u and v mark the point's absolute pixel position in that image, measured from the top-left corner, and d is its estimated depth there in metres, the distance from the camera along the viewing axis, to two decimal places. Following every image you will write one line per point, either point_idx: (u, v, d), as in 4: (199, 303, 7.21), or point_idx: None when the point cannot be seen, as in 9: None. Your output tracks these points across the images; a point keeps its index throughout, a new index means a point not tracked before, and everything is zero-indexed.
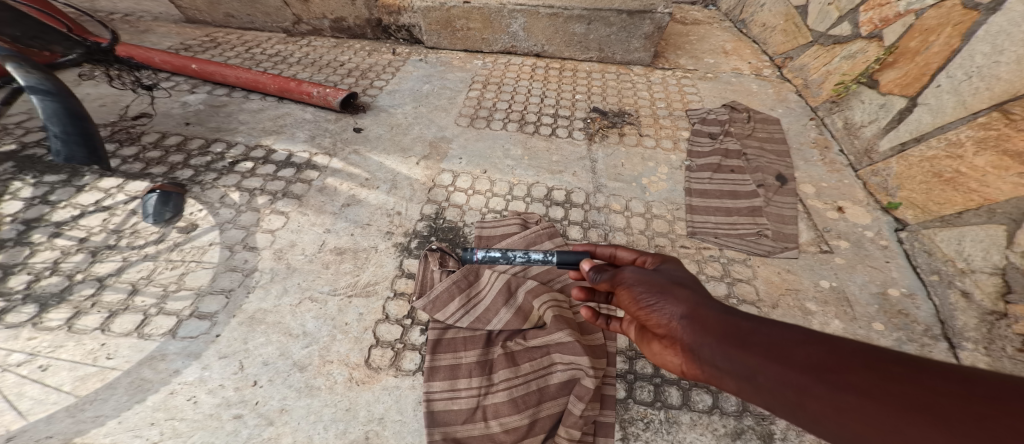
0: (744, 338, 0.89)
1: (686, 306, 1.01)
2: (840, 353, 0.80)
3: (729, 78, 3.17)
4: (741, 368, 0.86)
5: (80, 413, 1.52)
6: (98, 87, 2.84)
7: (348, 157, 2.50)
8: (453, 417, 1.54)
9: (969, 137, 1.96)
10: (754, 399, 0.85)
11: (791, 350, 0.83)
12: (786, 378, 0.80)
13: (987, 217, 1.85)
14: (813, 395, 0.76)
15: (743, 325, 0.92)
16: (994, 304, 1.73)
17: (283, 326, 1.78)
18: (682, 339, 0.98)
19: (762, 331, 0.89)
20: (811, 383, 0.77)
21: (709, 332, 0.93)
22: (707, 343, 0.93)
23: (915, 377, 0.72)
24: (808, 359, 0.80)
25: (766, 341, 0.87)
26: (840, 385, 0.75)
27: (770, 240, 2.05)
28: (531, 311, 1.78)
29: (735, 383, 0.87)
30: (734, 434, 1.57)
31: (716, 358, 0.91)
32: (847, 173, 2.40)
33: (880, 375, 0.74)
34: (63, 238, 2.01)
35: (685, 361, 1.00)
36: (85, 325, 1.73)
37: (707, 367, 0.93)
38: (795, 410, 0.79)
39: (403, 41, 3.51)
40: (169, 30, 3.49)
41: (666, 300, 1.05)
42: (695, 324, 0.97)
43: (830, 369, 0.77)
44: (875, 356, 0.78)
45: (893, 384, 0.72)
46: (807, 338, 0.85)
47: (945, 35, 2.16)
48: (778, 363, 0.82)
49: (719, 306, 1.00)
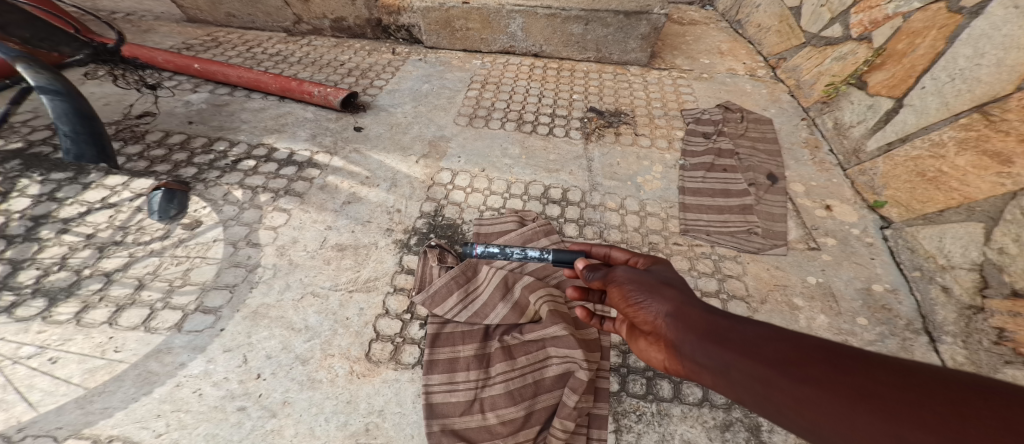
0: (721, 335, 0.93)
1: (671, 304, 1.05)
2: (805, 349, 0.84)
3: (724, 79, 3.22)
4: (717, 362, 0.91)
5: (89, 405, 1.57)
6: (102, 86, 2.89)
7: (349, 155, 2.55)
8: (451, 410, 1.60)
9: (951, 138, 2.01)
10: (728, 392, 0.90)
11: (762, 345, 0.88)
12: (755, 371, 0.84)
13: (967, 215, 1.91)
14: (778, 387, 0.81)
15: (722, 323, 0.97)
16: (972, 299, 1.79)
17: (285, 320, 1.83)
18: (666, 335, 1.03)
19: (738, 329, 0.94)
20: (776, 375, 0.82)
21: (692, 329, 0.98)
22: (688, 340, 0.97)
23: (868, 370, 0.77)
24: (776, 353, 0.85)
25: (741, 337, 0.91)
26: (801, 378, 0.79)
27: (760, 238, 2.11)
28: (527, 306, 1.84)
29: (712, 377, 0.92)
30: (723, 426, 1.62)
31: (695, 353, 0.96)
32: (836, 172, 2.45)
33: (837, 368, 0.78)
34: (71, 234, 2.06)
35: (668, 356, 1.04)
36: (94, 319, 1.78)
37: (688, 361, 0.98)
38: (762, 401, 0.83)
39: (403, 41, 3.55)
40: (171, 29, 3.53)
41: (654, 298, 1.09)
42: (678, 321, 1.01)
43: (795, 363, 0.82)
44: (836, 351, 0.82)
45: (848, 376, 0.76)
46: (779, 335, 0.89)
47: (930, 38, 2.21)
48: (749, 357, 0.86)
49: (702, 305, 1.04)
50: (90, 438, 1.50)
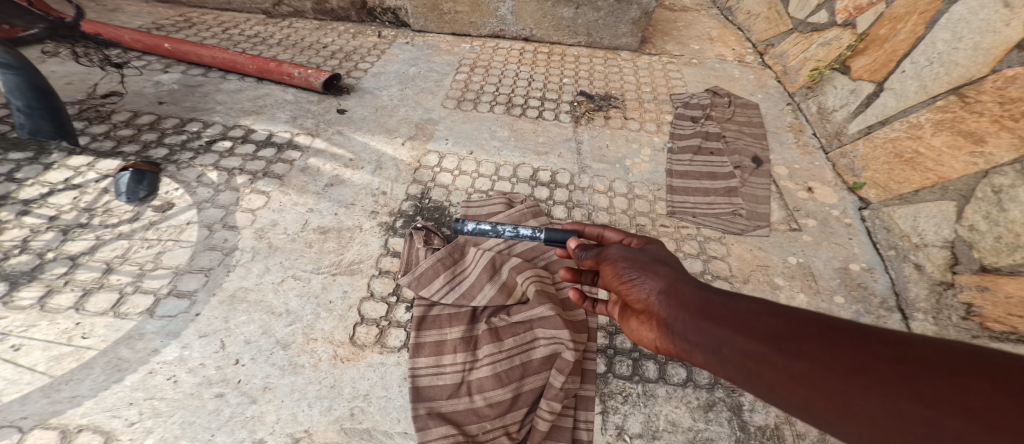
0: (712, 312, 0.90)
1: (664, 282, 1.04)
2: (800, 323, 0.80)
3: (712, 65, 3.25)
4: (707, 339, 0.88)
5: (56, 393, 1.49)
6: (64, 65, 2.73)
7: (332, 137, 2.49)
8: (438, 393, 1.58)
9: (928, 120, 2.08)
10: (718, 371, 0.87)
11: (752, 320, 0.84)
12: (746, 348, 0.81)
13: (940, 194, 1.97)
14: (769, 364, 0.77)
15: (714, 300, 0.94)
16: (943, 275, 1.85)
17: (265, 304, 1.78)
18: (659, 314, 1.01)
19: (730, 305, 0.91)
20: (766, 351, 0.78)
21: (684, 307, 0.96)
22: (681, 318, 0.95)
23: (864, 341, 0.72)
24: (766, 329, 0.81)
25: (734, 315, 0.88)
26: (792, 352, 0.75)
27: (744, 219, 2.15)
28: (514, 287, 1.82)
29: (703, 356, 0.89)
30: (707, 406, 1.64)
31: (687, 332, 0.93)
32: (818, 156, 2.53)
33: (829, 340, 0.74)
34: (32, 216, 1.95)
35: (660, 336, 1.02)
36: (59, 305, 1.69)
37: (680, 340, 0.96)
38: (753, 379, 0.79)
39: (389, 24, 3.46)
40: (139, 9, 3.36)
41: (647, 275, 1.07)
42: (671, 299, 0.99)
43: (786, 338, 0.78)
44: (830, 323, 0.77)
45: (841, 348, 0.72)
46: (771, 311, 0.85)
47: (911, 23, 2.28)
48: (741, 334, 0.83)
49: (696, 283, 1.02)
50: (58, 428, 1.43)
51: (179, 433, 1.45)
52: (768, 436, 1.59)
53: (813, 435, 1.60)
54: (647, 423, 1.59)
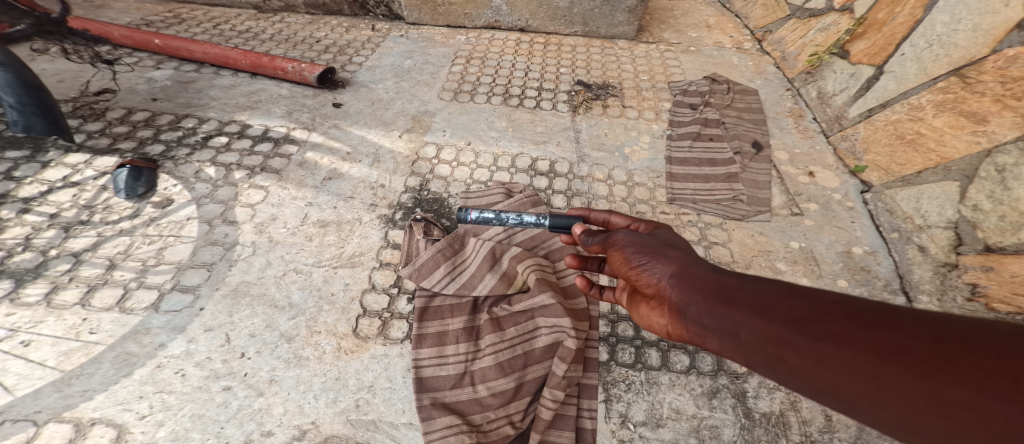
0: (729, 295, 0.89)
1: (675, 266, 1.01)
2: (823, 304, 0.78)
3: (710, 51, 3.22)
4: (724, 323, 0.86)
5: (67, 388, 1.50)
6: (54, 62, 2.73)
7: (328, 131, 2.49)
8: (441, 383, 1.58)
9: (929, 102, 2.06)
10: (736, 356, 0.86)
11: (773, 303, 0.82)
12: (766, 331, 0.79)
13: (943, 175, 1.95)
14: (791, 348, 0.75)
15: (729, 283, 0.92)
16: (946, 256, 1.84)
17: (268, 298, 1.78)
18: (672, 299, 0.98)
19: (748, 287, 0.89)
20: (788, 334, 0.76)
21: (699, 290, 0.93)
22: (694, 302, 0.93)
23: (896, 322, 0.69)
24: (787, 312, 0.79)
25: (753, 298, 0.85)
26: (817, 335, 0.73)
27: (745, 205, 2.13)
28: (514, 276, 1.81)
29: (720, 340, 0.88)
30: (711, 394, 1.64)
31: (702, 316, 0.91)
32: (818, 139, 2.50)
33: (856, 322, 0.72)
34: (33, 214, 1.96)
35: (673, 321, 1.00)
36: (65, 301, 1.70)
37: (695, 325, 0.94)
38: (774, 363, 0.78)
39: (382, 17, 3.44)
40: (127, 5, 3.35)
41: (657, 260, 1.05)
42: (684, 283, 0.97)
43: (809, 320, 0.76)
44: (855, 305, 0.75)
45: (869, 329, 0.70)
46: (791, 292, 0.83)
47: (909, 6, 2.30)
48: (760, 317, 0.81)
49: (710, 266, 1.00)
50: (72, 422, 1.44)
51: (189, 426, 1.46)
52: (773, 423, 1.58)
53: (819, 422, 1.59)
54: (650, 410, 1.59)
